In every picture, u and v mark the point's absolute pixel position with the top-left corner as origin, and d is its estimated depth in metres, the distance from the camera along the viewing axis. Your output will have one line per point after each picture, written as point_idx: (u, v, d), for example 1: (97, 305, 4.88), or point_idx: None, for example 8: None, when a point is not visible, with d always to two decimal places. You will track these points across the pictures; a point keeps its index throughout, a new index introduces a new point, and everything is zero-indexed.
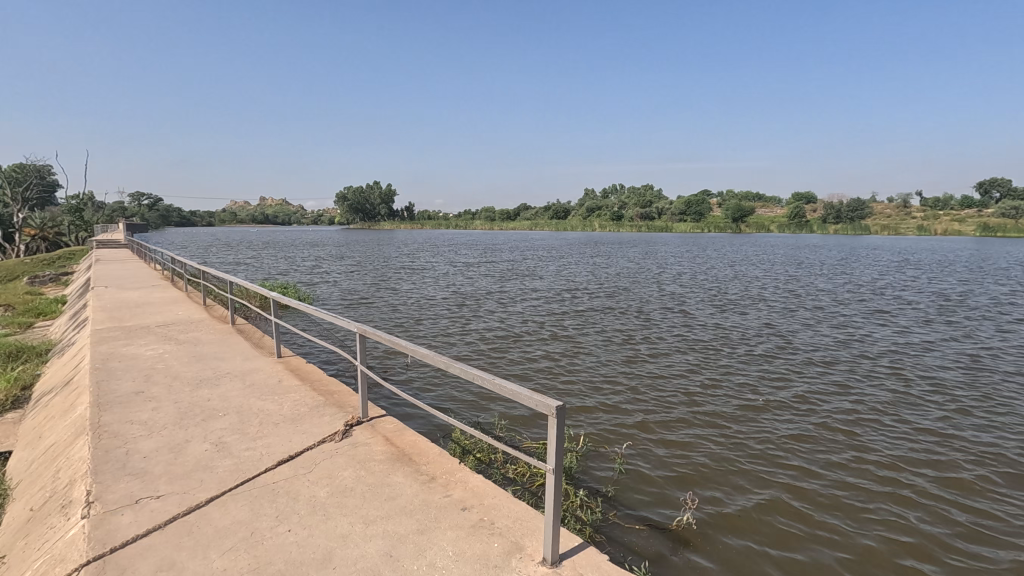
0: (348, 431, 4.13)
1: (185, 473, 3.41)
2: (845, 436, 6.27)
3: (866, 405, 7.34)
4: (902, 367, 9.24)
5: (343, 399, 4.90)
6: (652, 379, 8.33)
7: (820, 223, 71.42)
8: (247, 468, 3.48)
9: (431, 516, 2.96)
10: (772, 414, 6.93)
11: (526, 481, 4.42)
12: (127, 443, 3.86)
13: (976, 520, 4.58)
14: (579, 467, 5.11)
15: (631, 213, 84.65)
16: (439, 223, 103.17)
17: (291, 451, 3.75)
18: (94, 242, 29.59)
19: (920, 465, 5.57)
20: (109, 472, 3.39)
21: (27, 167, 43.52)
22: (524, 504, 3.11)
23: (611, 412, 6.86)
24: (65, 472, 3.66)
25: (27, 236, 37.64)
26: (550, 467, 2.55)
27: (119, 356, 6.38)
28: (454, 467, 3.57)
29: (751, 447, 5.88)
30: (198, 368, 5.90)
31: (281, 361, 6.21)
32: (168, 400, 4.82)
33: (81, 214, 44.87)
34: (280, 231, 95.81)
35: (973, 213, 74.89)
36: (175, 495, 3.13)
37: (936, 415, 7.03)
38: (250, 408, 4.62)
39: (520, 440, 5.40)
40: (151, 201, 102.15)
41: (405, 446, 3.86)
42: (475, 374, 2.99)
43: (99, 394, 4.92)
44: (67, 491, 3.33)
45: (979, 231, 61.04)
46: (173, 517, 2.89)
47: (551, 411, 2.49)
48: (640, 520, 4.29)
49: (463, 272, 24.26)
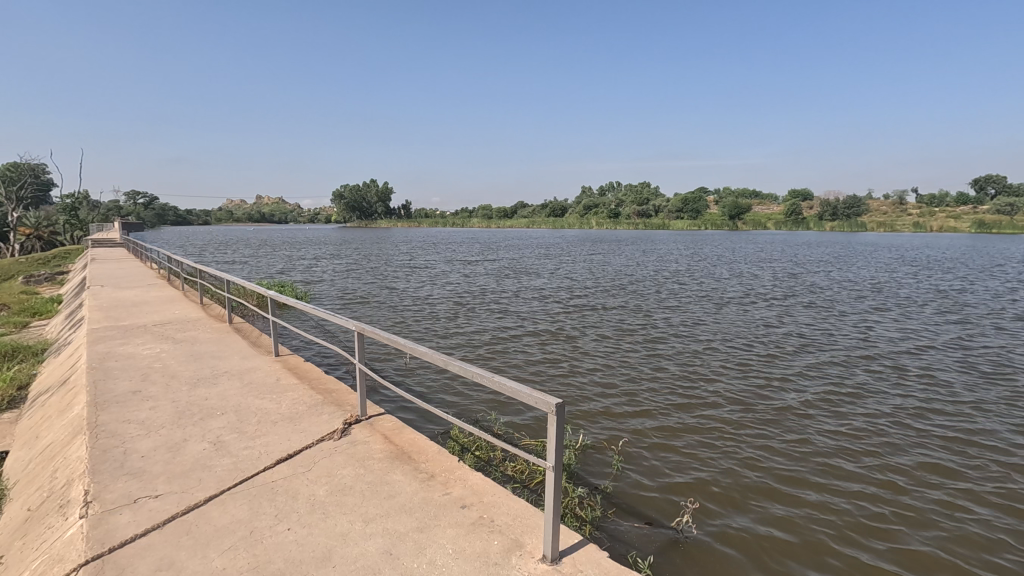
0: (347, 430, 4.11)
1: (183, 473, 3.39)
2: (843, 432, 6.29)
3: (865, 401, 7.36)
4: (900, 363, 9.28)
5: (342, 398, 4.89)
6: (651, 376, 8.32)
7: (817, 220, 71.62)
8: (246, 468, 3.47)
9: (431, 513, 2.96)
10: (771, 410, 6.94)
11: (525, 478, 4.41)
12: (125, 443, 3.83)
13: (974, 516, 4.59)
14: (578, 465, 5.11)
15: (628, 211, 84.74)
16: (436, 221, 103.06)
17: (289, 450, 3.74)
18: (91, 241, 29.46)
19: (919, 461, 5.58)
20: (106, 472, 3.37)
21: (19, 166, 43.12)
22: (524, 501, 3.11)
23: (610, 409, 6.86)
24: (62, 472, 3.63)
25: (21, 236, 37.37)
26: (551, 464, 2.55)
27: (117, 356, 6.36)
28: (453, 465, 3.57)
29: (750, 443, 5.88)
30: (195, 367, 5.86)
31: (279, 360, 6.18)
32: (166, 400, 4.80)
33: (77, 213, 44.64)
34: (277, 229, 95.55)
35: (967, 210, 75.35)
36: (174, 495, 3.12)
37: (934, 411, 7.05)
38: (248, 408, 4.60)
39: (519, 437, 5.39)
40: (148, 199, 101.83)
41: (404, 445, 3.86)
42: (475, 372, 2.98)
43: (96, 394, 4.90)
44: (65, 491, 3.31)
45: (974, 227, 61.32)
46: (172, 516, 2.89)
47: (551, 409, 2.49)
48: (639, 516, 4.29)
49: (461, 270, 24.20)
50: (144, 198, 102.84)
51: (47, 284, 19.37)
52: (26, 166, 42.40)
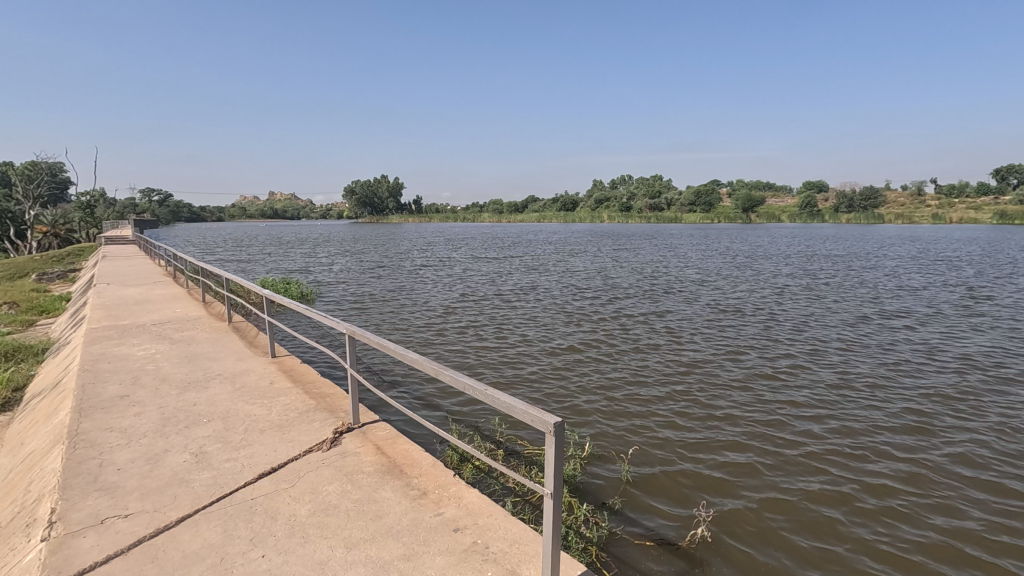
0: (337, 440, 3.86)
1: (159, 489, 3.16)
2: (870, 435, 5.93)
3: (887, 402, 7.01)
4: (924, 362, 8.83)
5: (335, 403, 4.66)
6: (662, 376, 8.01)
7: (831, 213, 70.41)
8: (225, 483, 3.22)
9: (420, 538, 2.69)
10: (789, 412, 6.60)
11: (525, 492, 4.15)
12: (102, 454, 3.62)
13: (1008, 524, 4.27)
14: (583, 476, 4.83)
15: (641, 205, 83.84)
16: (447, 216, 103.09)
17: (275, 463, 3.50)
18: (104, 238, 29.61)
19: (955, 466, 5.24)
20: (78, 487, 3.16)
21: (32, 161, 42.67)
22: (524, 524, 2.84)
23: (618, 412, 6.57)
24: (36, 485, 3.44)
25: (40, 235, 37.70)
26: (550, 491, 2.26)
27: (112, 356, 6.21)
28: (448, 480, 3.30)
29: (766, 447, 5.59)
30: (189, 369, 5.69)
31: (274, 361, 5.99)
32: (154, 405, 4.60)
33: (93, 212, 45.05)
34: (290, 225, 96.60)
35: (988, 202, 73.31)
36: (145, 514, 2.89)
37: (964, 412, 6.68)
38: (236, 414, 4.38)
39: (521, 445, 5.15)
40: (163, 196, 103.48)
41: (396, 457, 3.59)
42: (465, 384, 2.71)
43: (83, 398, 4.72)
44: (34, 508, 3.11)
45: (995, 219, 59.78)
46: (139, 540, 2.65)
47: (548, 428, 2.20)
48: (650, 534, 3.99)
49: (469, 267, 23.82)
50: (157, 194, 103.05)
51: (56, 282, 19.44)
52: (43, 163, 41.78)
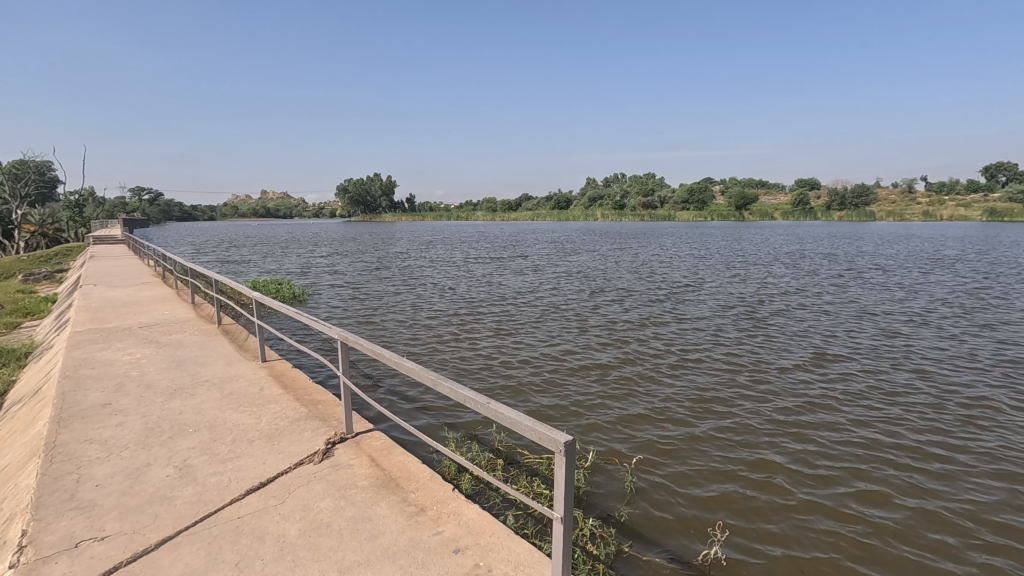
0: (330, 451, 3.69)
1: (139, 507, 2.97)
2: (876, 437, 5.80)
3: (889, 401, 6.91)
4: (921, 361, 8.80)
5: (327, 410, 4.47)
6: (660, 376, 7.88)
7: (823, 211, 70.68)
8: (211, 500, 3.04)
9: (418, 562, 2.52)
10: (792, 412, 6.48)
11: (528, 506, 3.99)
12: (80, 468, 3.42)
13: (1012, 526, 4.20)
14: (588, 487, 4.67)
15: (635, 203, 83.68)
16: (440, 215, 102.38)
17: (263, 477, 3.32)
18: (91, 238, 29.03)
19: (958, 466, 5.17)
20: (52, 506, 2.96)
21: (24, 162, 42.21)
22: (528, 543, 2.68)
23: (618, 414, 6.43)
24: (8, 503, 3.23)
25: (27, 234, 37.07)
26: (560, 514, 2.10)
27: (95, 361, 5.96)
28: (447, 495, 3.13)
29: (769, 450, 5.47)
30: (176, 375, 5.46)
31: (264, 366, 5.78)
32: (137, 414, 4.39)
33: (83, 211, 44.24)
34: (284, 224, 95.88)
35: (979, 200, 73.69)
36: (123, 536, 2.70)
37: (972, 413, 6.54)
38: (223, 423, 4.19)
39: (522, 455, 5.02)
40: (153, 194, 102.05)
41: (392, 470, 3.42)
42: (466, 396, 2.54)
43: (63, 407, 4.50)
44: (4, 530, 2.91)
45: (986, 215, 60.21)
46: (115, 566, 2.46)
47: (558, 448, 2.04)
48: (659, 550, 3.84)
49: (464, 266, 23.47)
50: (149, 194, 101.73)
51: (44, 283, 19.02)
52: (34, 163, 41.19)
